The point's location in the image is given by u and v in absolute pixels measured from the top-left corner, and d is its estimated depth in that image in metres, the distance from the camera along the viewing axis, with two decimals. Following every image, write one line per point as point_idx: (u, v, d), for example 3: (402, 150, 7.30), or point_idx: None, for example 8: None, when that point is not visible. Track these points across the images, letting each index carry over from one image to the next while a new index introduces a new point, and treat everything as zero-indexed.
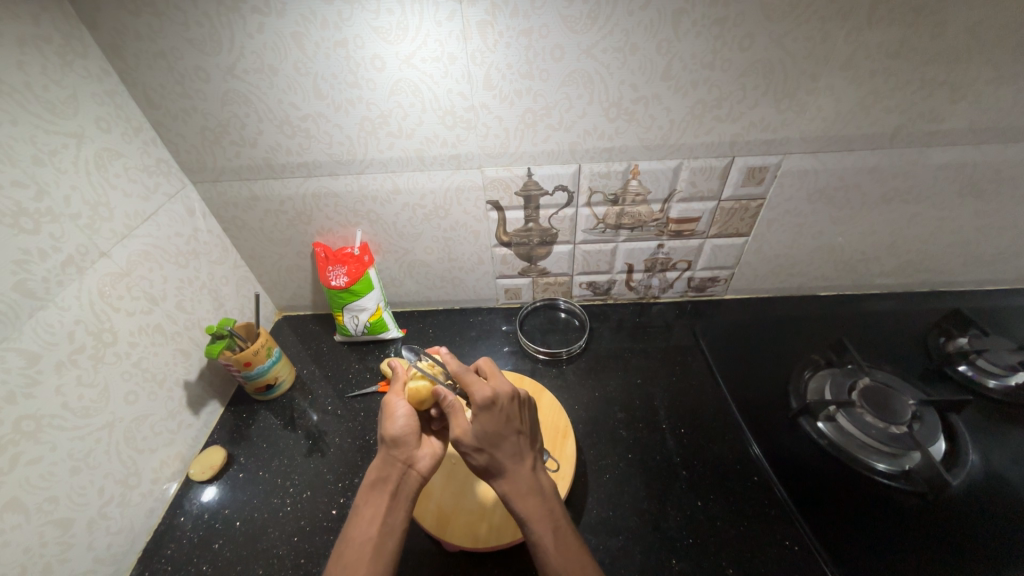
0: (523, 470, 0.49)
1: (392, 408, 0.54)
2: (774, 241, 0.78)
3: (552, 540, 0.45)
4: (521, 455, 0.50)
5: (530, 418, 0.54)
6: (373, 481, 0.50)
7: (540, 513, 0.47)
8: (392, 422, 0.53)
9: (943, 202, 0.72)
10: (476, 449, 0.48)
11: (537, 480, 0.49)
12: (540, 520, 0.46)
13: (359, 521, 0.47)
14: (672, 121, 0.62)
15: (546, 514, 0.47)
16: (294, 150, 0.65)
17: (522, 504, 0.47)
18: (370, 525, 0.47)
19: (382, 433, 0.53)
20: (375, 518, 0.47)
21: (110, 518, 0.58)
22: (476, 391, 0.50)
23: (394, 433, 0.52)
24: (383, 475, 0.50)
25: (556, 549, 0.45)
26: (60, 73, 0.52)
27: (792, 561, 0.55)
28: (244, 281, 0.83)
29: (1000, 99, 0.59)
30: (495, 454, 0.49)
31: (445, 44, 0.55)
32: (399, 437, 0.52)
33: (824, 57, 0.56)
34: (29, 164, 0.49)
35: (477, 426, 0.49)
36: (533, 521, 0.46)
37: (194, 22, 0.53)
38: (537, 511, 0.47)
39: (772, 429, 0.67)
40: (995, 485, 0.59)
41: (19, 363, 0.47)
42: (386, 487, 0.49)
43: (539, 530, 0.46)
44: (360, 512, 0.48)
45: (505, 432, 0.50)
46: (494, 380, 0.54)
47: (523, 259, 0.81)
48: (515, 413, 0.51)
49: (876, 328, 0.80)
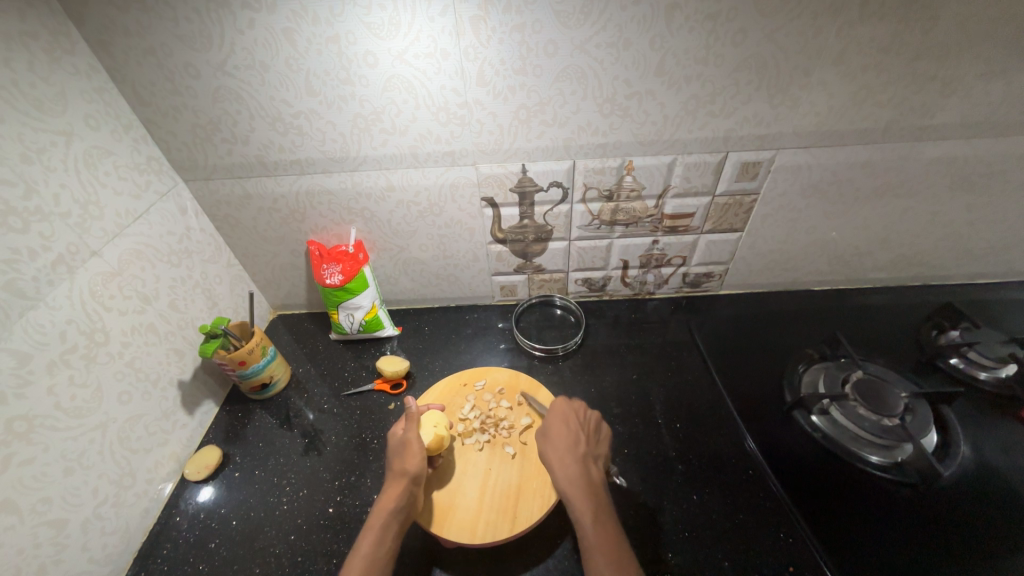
0: (576, 456, 0.55)
1: (412, 446, 0.57)
2: (768, 236, 0.78)
3: (591, 518, 0.50)
4: (579, 448, 0.56)
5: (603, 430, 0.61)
6: (391, 507, 0.53)
7: (580, 492, 0.52)
8: (410, 457, 0.56)
9: (935, 195, 0.72)
10: (544, 437, 0.59)
11: (588, 471, 0.55)
12: (582, 498, 0.52)
13: (362, 542, 0.51)
14: (666, 116, 0.62)
15: (588, 494, 0.52)
16: (286, 147, 0.65)
17: (568, 484, 0.53)
18: (380, 546, 0.51)
19: (403, 466, 0.56)
20: (386, 538, 0.51)
21: (103, 519, 0.57)
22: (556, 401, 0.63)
23: (413, 471, 0.55)
24: (399, 505, 0.53)
25: (593, 523, 0.50)
26: (47, 70, 0.51)
27: (787, 553, 0.56)
28: (238, 280, 0.82)
29: (990, 93, 0.60)
30: (555, 442, 0.57)
31: (438, 39, 0.54)
32: (418, 476, 0.55)
33: (817, 51, 0.56)
34: (17, 162, 0.48)
35: (550, 423, 0.60)
36: (575, 501, 0.51)
37: (183, 17, 0.53)
38: (580, 491, 0.52)
39: (767, 423, 0.67)
40: (986, 475, 0.60)
41: (10, 363, 0.47)
42: (399, 513, 0.53)
43: (579, 507, 0.51)
44: (366, 531, 0.52)
45: (572, 429, 0.59)
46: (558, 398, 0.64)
47: (519, 255, 0.80)
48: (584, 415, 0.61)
49: (869, 322, 0.81)
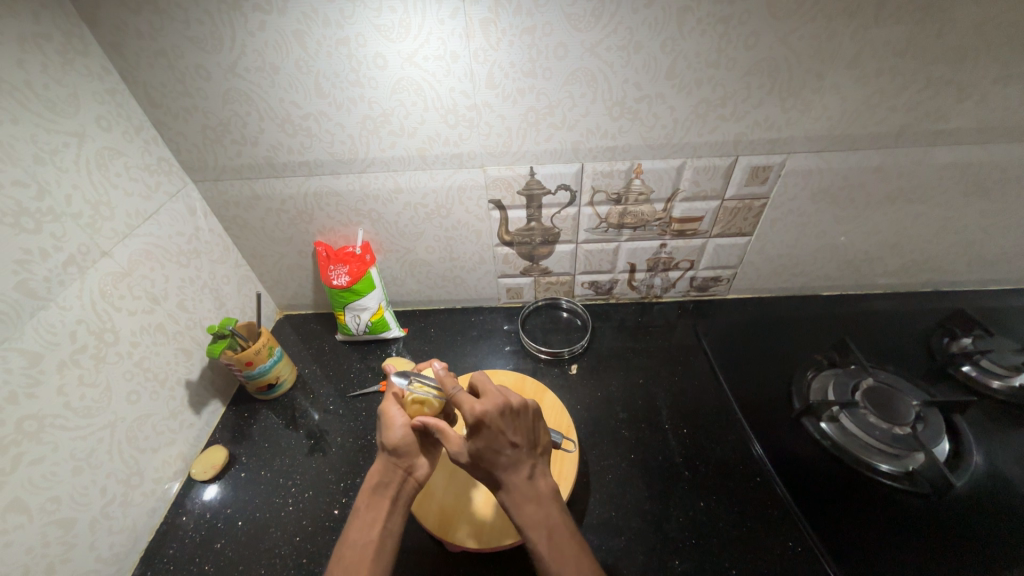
0: (519, 477, 0.50)
1: (391, 418, 0.55)
2: (777, 240, 0.77)
3: (546, 547, 0.46)
4: (517, 463, 0.50)
5: (531, 420, 0.54)
6: (374, 486, 0.52)
7: (537, 519, 0.48)
8: (390, 431, 0.54)
9: (948, 201, 0.71)
10: (473, 462, 0.51)
11: (534, 488, 0.50)
12: (535, 527, 0.48)
13: (351, 527, 0.50)
14: (677, 119, 0.61)
15: (542, 521, 0.48)
16: (295, 149, 0.65)
17: (519, 511, 0.49)
18: (370, 529, 0.49)
19: (383, 441, 0.55)
20: (376, 518, 0.50)
21: (111, 518, 0.57)
22: (465, 407, 0.51)
23: (392, 444, 0.54)
24: (384, 480, 0.53)
25: (549, 554, 0.46)
26: (60, 72, 0.51)
27: (795, 562, 0.55)
28: (246, 280, 0.82)
29: (1006, 97, 0.59)
30: (490, 466, 0.50)
31: (447, 42, 0.54)
32: (400, 447, 0.54)
33: (830, 55, 0.55)
34: (30, 163, 0.48)
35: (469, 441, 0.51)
36: (530, 530, 0.48)
37: (195, 20, 0.53)
38: (534, 517, 0.48)
39: (774, 430, 0.67)
40: (999, 486, 0.59)
41: (21, 363, 0.47)
42: (387, 491, 0.52)
43: (534, 537, 0.47)
44: (357, 514, 0.51)
45: (499, 445, 0.50)
46: (487, 388, 0.54)
47: (526, 258, 0.80)
48: (508, 421, 0.52)
49: (879, 328, 0.80)
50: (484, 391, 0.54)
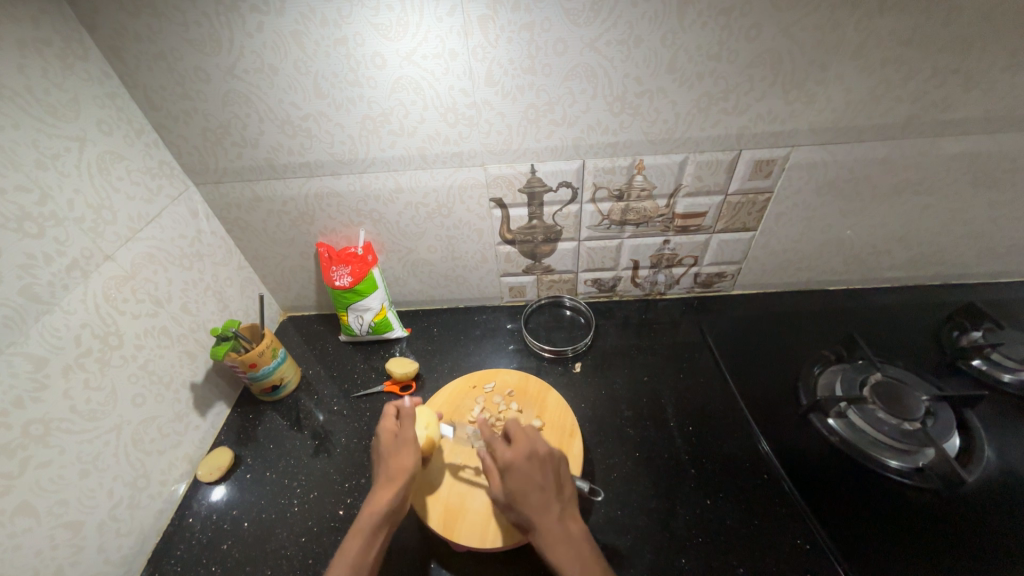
0: (552, 517, 0.49)
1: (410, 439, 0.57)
2: (782, 235, 0.77)
3: None
4: (549, 503, 0.50)
5: (561, 465, 0.55)
6: (381, 509, 0.52)
7: (572, 559, 0.47)
8: (408, 456, 0.56)
9: (956, 193, 0.70)
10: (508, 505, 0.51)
11: (567, 528, 0.49)
12: (569, 565, 0.47)
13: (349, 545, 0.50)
14: (678, 113, 0.61)
15: (576, 559, 0.47)
16: (295, 150, 0.65)
17: (552, 552, 0.47)
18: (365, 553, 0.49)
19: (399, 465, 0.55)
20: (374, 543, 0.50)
21: (119, 520, 0.58)
22: (503, 455, 0.54)
23: (408, 469, 0.55)
24: (393, 505, 0.52)
25: None
26: (60, 76, 0.51)
27: (804, 560, 0.54)
28: (249, 282, 0.82)
29: (1014, 86, 0.58)
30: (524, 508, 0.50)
31: (446, 40, 0.54)
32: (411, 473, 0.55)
33: (834, 46, 0.54)
34: (32, 168, 0.49)
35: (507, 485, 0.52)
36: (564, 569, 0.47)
37: (193, 22, 0.53)
38: (568, 556, 0.47)
39: (782, 427, 0.66)
40: (1011, 481, 0.58)
41: (27, 367, 0.48)
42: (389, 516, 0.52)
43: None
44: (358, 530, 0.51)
45: (533, 487, 0.51)
46: (521, 434, 0.56)
47: (528, 257, 0.80)
48: (540, 465, 0.53)
49: (887, 323, 0.79)
50: (516, 439, 0.56)
